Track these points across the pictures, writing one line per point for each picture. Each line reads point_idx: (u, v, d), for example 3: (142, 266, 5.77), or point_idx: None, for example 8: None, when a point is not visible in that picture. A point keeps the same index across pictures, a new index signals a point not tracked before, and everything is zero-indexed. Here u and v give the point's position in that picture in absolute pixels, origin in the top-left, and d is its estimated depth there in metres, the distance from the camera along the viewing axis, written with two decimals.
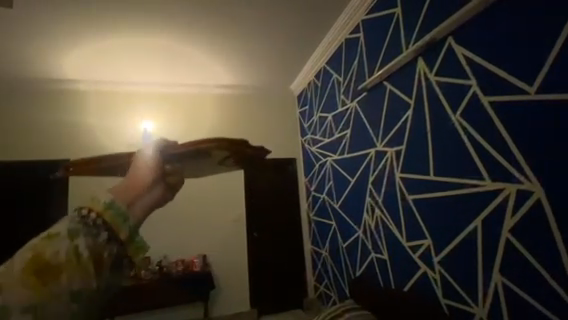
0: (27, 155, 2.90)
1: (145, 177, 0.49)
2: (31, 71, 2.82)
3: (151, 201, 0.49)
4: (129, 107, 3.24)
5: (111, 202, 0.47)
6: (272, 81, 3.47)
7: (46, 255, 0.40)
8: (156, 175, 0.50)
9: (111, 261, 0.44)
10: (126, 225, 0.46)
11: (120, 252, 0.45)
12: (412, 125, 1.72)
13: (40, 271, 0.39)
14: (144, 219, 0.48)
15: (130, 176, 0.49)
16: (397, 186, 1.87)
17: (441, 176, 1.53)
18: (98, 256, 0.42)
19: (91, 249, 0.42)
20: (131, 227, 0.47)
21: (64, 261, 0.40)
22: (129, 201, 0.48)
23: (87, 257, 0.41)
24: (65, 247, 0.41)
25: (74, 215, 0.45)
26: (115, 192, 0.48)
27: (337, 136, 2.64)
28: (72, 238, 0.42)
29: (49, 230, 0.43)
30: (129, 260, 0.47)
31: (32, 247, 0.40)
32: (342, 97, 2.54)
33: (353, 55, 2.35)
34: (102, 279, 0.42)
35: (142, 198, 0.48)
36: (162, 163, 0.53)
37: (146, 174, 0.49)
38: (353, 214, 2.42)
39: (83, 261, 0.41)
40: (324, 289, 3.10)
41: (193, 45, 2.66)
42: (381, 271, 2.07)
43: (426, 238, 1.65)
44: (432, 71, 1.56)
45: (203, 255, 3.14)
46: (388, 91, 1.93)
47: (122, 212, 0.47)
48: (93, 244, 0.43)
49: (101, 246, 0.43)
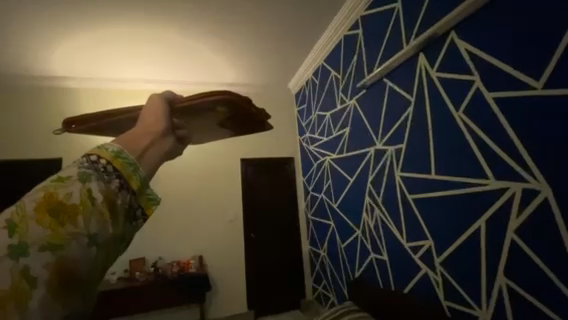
0: (18, 154, 2.82)
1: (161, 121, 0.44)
2: (21, 67, 2.74)
3: (167, 145, 0.43)
4: (124, 104, 3.17)
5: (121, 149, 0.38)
6: (270, 79, 3.42)
7: (59, 195, 0.32)
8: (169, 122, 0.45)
9: (126, 208, 0.36)
10: (146, 167, 0.39)
11: (135, 200, 0.37)
12: (413, 122, 1.67)
13: (56, 213, 0.31)
14: (161, 165, 0.41)
15: (143, 120, 0.43)
16: (397, 185, 1.83)
17: (442, 174, 1.49)
18: (113, 201, 0.34)
19: (105, 194, 0.34)
20: (150, 170, 0.39)
21: (79, 203, 0.32)
22: (147, 145, 0.41)
23: (102, 199, 0.33)
24: (79, 187, 0.33)
25: (82, 160, 0.36)
26: (122, 141, 0.39)
27: (335, 134, 2.59)
28: (85, 181, 0.34)
29: (57, 173, 0.34)
30: (142, 214, 0.38)
31: (41, 189, 0.32)
32: (340, 95, 2.49)
33: (352, 52, 2.31)
34: (118, 228, 0.35)
35: (159, 143, 0.42)
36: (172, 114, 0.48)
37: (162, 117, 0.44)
38: (352, 214, 2.38)
39: (99, 205, 0.33)
40: (322, 289, 3.06)
41: (189, 41, 2.61)
42: (381, 272, 2.03)
43: (427, 239, 1.61)
44: (433, 67, 1.52)
45: (199, 256, 3.08)
46: (387, 88, 1.88)
47: (138, 153, 0.39)
48: (108, 188, 0.34)
49: (119, 190, 0.35)
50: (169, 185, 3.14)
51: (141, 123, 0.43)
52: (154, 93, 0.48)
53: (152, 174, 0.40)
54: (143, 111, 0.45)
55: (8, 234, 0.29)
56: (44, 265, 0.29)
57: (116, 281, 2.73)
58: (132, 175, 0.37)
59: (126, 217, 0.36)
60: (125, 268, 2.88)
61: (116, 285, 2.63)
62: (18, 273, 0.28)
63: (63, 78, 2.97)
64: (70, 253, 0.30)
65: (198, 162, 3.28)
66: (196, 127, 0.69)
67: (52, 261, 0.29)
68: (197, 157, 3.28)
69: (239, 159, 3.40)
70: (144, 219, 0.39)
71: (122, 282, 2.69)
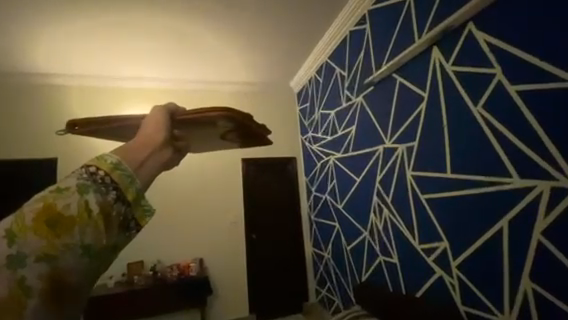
0: (9, 153, 2.70)
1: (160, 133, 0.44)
2: (13, 63, 2.63)
3: (165, 159, 0.43)
4: (121, 102, 3.07)
5: (118, 162, 0.38)
6: (271, 77, 3.34)
7: (57, 206, 0.31)
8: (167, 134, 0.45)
9: (120, 220, 0.35)
10: (142, 180, 0.39)
11: (128, 213, 0.36)
12: (425, 119, 1.61)
13: (50, 228, 0.31)
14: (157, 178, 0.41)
15: (141, 133, 0.43)
16: (408, 185, 1.76)
17: (459, 173, 1.42)
18: (109, 212, 0.34)
19: (102, 205, 0.34)
20: (144, 183, 0.39)
21: (76, 215, 0.32)
22: (144, 156, 0.40)
23: (98, 212, 0.33)
24: (76, 200, 0.32)
25: (79, 169, 0.36)
26: (120, 152, 0.39)
27: (340, 133, 2.52)
28: (81, 193, 0.33)
29: (54, 184, 0.34)
30: (135, 225, 0.37)
31: (41, 198, 0.32)
32: (346, 92, 2.42)
33: (359, 48, 2.23)
34: (113, 238, 0.35)
35: (156, 156, 0.42)
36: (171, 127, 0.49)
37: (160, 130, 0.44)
38: (358, 215, 2.31)
39: (94, 217, 0.33)
40: (326, 292, 2.98)
41: (190, 36, 2.51)
42: (391, 275, 1.95)
43: (442, 240, 1.54)
44: (448, 61, 1.45)
45: (199, 259, 2.98)
46: (397, 84, 1.81)
47: (136, 165, 0.39)
48: (103, 201, 0.34)
49: (114, 203, 0.35)
50: (167, 186, 3.05)
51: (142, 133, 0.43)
52: (156, 107, 0.47)
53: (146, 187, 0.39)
54: (144, 122, 0.45)
55: (8, 243, 0.29)
56: (38, 275, 0.29)
57: (114, 285, 2.63)
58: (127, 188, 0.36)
59: (121, 229, 0.36)
60: (123, 272, 2.78)
61: (114, 289, 2.53)
62: (17, 283, 0.29)
63: (57, 75, 2.86)
64: (65, 264, 0.31)
65: (198, 162, 3.19)
66: (194, 135, 0.68)
67: (46, 272, 0.30)
68: (197, 157, 3.18)
69: (240, 158, 3.31)
70: (138, 230, 0.38)
71: (120, 287, 2.60)
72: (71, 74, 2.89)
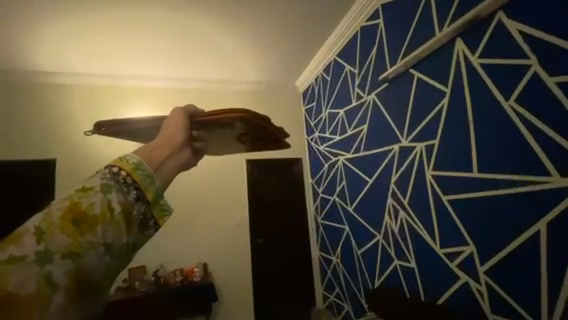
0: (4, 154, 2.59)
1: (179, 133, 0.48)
2: (8, 60, 2.52)
3: (182, 159, 0.46)
4: (121, 101, 2.96)
5: (138, 162, 0.41)
6: (276, 76, 3.25)
7: (83, 204, 0.34)
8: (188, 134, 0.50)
9: (140, 219, 0.39)
10: (160, 180, 0.41)
11: (147, 211, 0.40)
12: (448, 115, 1.54)
13: (74, 227, 0.33)
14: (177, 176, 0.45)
15: (163, 132, 0.47)
16: (428, 185, 1.67)
17: (488, 172, 1.35)
18: (130, 211, 0.37)
19: (124, 204, 0.37)
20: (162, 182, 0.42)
21: (98, 216, 0.34)
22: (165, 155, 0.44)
23: (119, 211, 0.36)
24: (100, 198, 0.35)
25: (103, 170, 0.39)
26: (139, 154, 0.42)
27: (350, 132, 2.43)
28: (105, 192, 0.36)
29: (82, 182, 0.37)
30: (154, 224, 0.41)
31: (66, 197, 0.35)
32: (356, 90, 2.33)
33: (371, 43, 2.15)
34: (131, 236, 0.38)
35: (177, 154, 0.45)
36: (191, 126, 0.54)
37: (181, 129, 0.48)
38: (370, 218, 2.21)
39: (116, 216, 0.36)
40: (334, 298, 2.87)
41: (194, 33, 2.42)
42: (408, 281, 1.85)
43: (468, 244, 1.46)
44: (474, 53, 1.39)
45: (203, 263, 2.86)
46: (415, 79, 1.73)
47: (154, 166, 0.42)
48: (125, 201, 0.37)
49: (134, 203, 0.38)
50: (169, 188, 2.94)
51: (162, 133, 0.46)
52: (176, 108, 0.52)
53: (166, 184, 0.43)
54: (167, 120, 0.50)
55: (36, 240, 0.32)
56: (65, 272, 0.32)
57: (114, 292, 2.51)
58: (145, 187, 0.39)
59: (140, 225, 0.39)
60: (123, 278, 2.66)
61: (115, 296, 2.41)
62: (43, 278, 0.31)
63: (55, 72, 2.75)
64: (87, 260, 0.33)
65: (201, 163, 3.08)
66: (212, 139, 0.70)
67: (71, 268, 0.32)
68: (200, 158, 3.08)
69: (244, 159, 3.21)
70: (156, 228, 0.42)
71: (121, 293, 2.48)
72: (69, 72, 2.78)
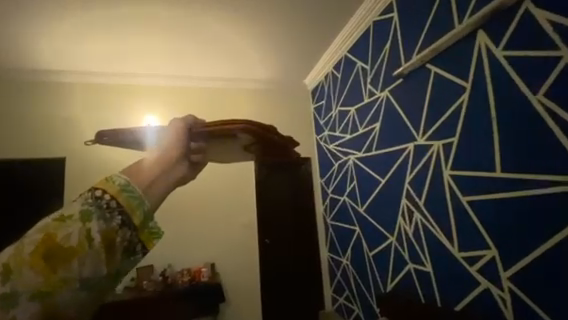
0: (15, 152, 2.62)
1: (165, 160, 0.62)
2: (20, 59, 2.54)
3: (178, 176, 0.63)
4: (129, 100, 2.96)
5: (126, 186, 0.56)
6: (285, 74, 3.19)
7: (59, 236, 0.49)
8: (179, 154, 0.65)
9: (123, 244, 0.55)
10: (148, 202, 0.57)
11: (132, 235, 0.55)
12: (468, 112, 1.46)
13: (49, 256, 0.48)
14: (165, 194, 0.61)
15: (158, 155, 0.63)
16: (445, 185, 1.60)
17: (513, 171, 1.27)
18: (113, 238, 0.53)
19: (102, 232, 0.52)
20: (151, 204, 0.58)
21: (76, 245, 0.49)
22: (150, 181, 0.59)
23: (99, 240, 0.51)
24: (77, 231, 0.50)
25: (87, 194, 0.54)
26: (129, 177, 0.58)
27: (361, 131, 2.36)
28: (83, 224, 0.51)
29: (61, 211, 0.52)
30: (141, 247, 0.57)
31: (43, 229, 0.49)
32: (368, 87, 2.26)
33: (385, 38, 2.08)
34: (114, 260, 0.53)
35: (165, 176, 0.61)
36: (189, 141, 0.68)
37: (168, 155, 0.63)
38: (383, 219, 2.13)
39: (96, 245, 0.51)
40: (344, 300, 2.80)
41: (202, 29, 2.38)
42: (423, 286, 1.77)
43: (490, 248, 1.38)
44: (498, 46, 1.31)
45: (210, 263, 2.84)
46: (432, 75, 1.66)
47: (144, 189, 0.58)
48: (106, 227, 0.53)
49: (117, 228, 0.54)
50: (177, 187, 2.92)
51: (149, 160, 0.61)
52: (178, 118, 0.69)
53: (156, 205, 0.59)
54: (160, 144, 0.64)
55: (6, 276, 0.46)
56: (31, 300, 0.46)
57: (122, 291, 2.51)
58: (131, 213, 0.55)
59: (125, 250, 0.55)
60: (131, 277, 2.66)
61: (123, 296, 2.41)
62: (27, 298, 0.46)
63: (65, 72, 2.77)
64: (65, 287, 0.48)
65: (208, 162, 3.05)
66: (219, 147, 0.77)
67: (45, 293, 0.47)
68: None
69: None
70: (142, 251, 0.57)
71: (129, 293, 2.47)
72: (78, 71, 2.79)
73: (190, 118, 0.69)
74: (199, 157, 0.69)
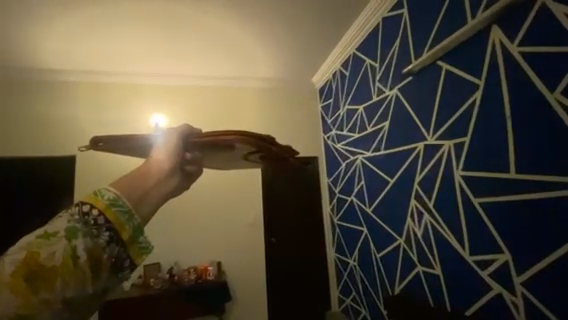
0: (27, 150, 2.69)
1: (161, 169, 0.54)
2: (33, 59, 2.61)
3: (171, 185, 0.54)
4: (138, 99, 2.99)
5: (115, 197, 0.47)
6: (292, 72, 3.17)
7: (40, 256, 0.40)
8: (175, 162, 0.57)
9: (112, 261, 0.45)
10: (140, 215, 0.48)
11: (122, 252, 0.46)
12: (480, 110, 1.41)
13: (31, 278, 0.40)
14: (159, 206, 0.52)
15: (150, 162, 0.54)
16: (455, 186, 1.55)
17: (528, 172, 1.22)
18: (99, 256, 0.44)
19: (89, 251, 0.43)
20: (144, 218, 0.49)
21: (59, 265, 0.41)
22: (144, 191, 0.50)
23: (84, 259, 0.42)
24: (61, 248, 0.41)
25: (74, 208, 0.45)
26: (119, 186, 0.49)
27: (370, 130, 2.31)
28: (68, 241, 0.42)
29: (46, 227, 0.43)
30: (130, 264, 0.47)
31: (24, 247, 0.41)
32: (377, 85, 2.22)
33: (394, 35, 2.03)
34: (99, 282, 0.44)
35: (159, 188, 0.52)
36: (184, 152, 0.61)
37: (164, 162, 0.55)
38: (391, 220, 2.09)
39: (80, 265, 0.42)
40: (350, 302, 2.76)
41: (208, 28, 2.38)
42: (432, 289, 1.72)
43: (502, 252, 1.33)
44: (513, 41, 1.26)
45: (217, 262, 2.85)
46: (443, 72, 1.61)
47: (134, 200, 0.48)
48: (93, 245, 0.44)
49: (105, 246, 0.45)
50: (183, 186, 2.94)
51: (143, 169, 0.53)
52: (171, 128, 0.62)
53: (147, 218, 0.49)
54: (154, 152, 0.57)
55: None
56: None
57: (130, 288, 2.56)
58: (120, 229, 0.46)
59: (112, 269, 0.46)
60: (139, 274, 2.69)
61: (131, 292, 2.45)
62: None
63: (76, 71, 2.83)
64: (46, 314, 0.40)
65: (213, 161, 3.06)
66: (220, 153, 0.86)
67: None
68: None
69: None
70: (132, 268, 0.48)
71: (137, 290, 2.52)
72: (88, 71, 2.84)
73: (187, 127, 0.64)
74: (193, 168, 0.64)
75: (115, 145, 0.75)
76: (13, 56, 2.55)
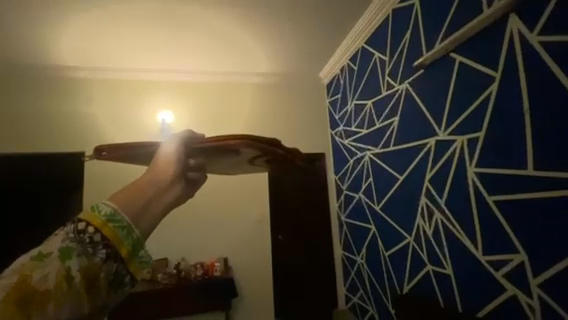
0: (33, 146, 2.72)
1: (162, 178, 0.52)
2: (41, 56, 2.64)
3: (172, 195, 0.52)
4: (145, 95, 3.00)
5: (110, 213, 0.46)
6: (294, 68, 3.11)
7: (33, 278, 0.40)
8: (178, 169, 0.55)
9: (109, 278, 0.44)
10: (139, 228, 0.47)
11: (121, 268, 0.45)
12: (496, 104, 1.34)
13: (24, 302, 0.40)
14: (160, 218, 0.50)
15: (150, 171, 0.52)
16: (469, 184, 1.49)
17: (547, 169, 1.15)
18: (95, 273, 0.43)
19: (84, 270, 0.42)
20: (143, 233, 0.47)
21: (53, 286, 0.40)
22: (145, 203, 0.49)
23: (78, 278, 0.42)
24: (54, 270, 0.41)
25: (69, 227, 0.45)
26: (116, 200, 0.47)
27: (379, 125, 2.26)
28: (62, 260, 0.42)
29: (40, 247, 0.43)
30: (129, 279, 0.46)
31: (18, 270, 0.41)
32: (387, 79, 2.15)
33: (405, 27, 1.96)
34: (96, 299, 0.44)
35: (161, 199, 0.50)
36: (187, 158, 0.59)
37: (167, 170, 0.54)
38: (400, 218, 2.04)
39: (74, 285, 0.41)
40: (357, 300, 2.73)
41: (213, 24, 2.35)
42: (442, 290, 1.67)
43: (518, 253, 1.27)
44: (532, 30, 1.19)
45: (223, 258, 2.85)
46: (456, 64, 1.54)
47: (131, 214, 0.47)
48: (88, 264, 0.43)
49: (101, 264, 0.44)
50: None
51: (143, 179, 0.51)
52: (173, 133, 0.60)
53: (148, 231, 0.48)
54: (155, 159, 0.55)
55: None
56: None
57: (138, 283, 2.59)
58: (117, 246, 0.45)
59: (110, 286, 0.45)
60: None
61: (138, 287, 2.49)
62: None
63: (83, 68, 2.85)
64: None
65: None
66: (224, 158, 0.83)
67: None
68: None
69: None
70: (131, 282, 0.47)
71: (144, 285, 2.55)
72: (96, 67, 2.86)
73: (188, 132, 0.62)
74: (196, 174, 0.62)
75: (117, 153, 0.73)
76: (18, 53, 2.58)
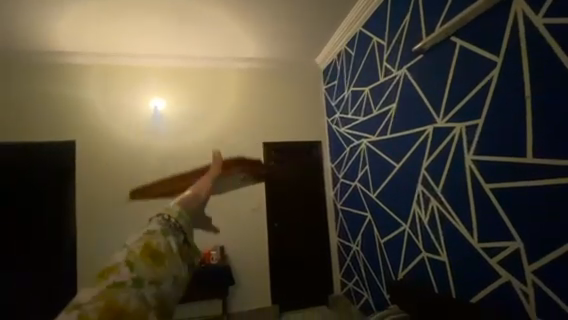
0: (18, 135, 2.62)
1: (201, 196, 0.74)
2: (23, 41, 2.50)
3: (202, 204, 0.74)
4: (135, 81, 2.89)
5: (180, 209, 0.69)
6: (288, 53, 3.02)
7: (153, 244, 0.58)
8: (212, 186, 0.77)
9: (186, 252, 0.65)
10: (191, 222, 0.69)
11: (189, 247, 0.66)
12: (496, 90, 1.31)
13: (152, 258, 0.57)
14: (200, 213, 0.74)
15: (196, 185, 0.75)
16: (466, 171, 1.48)
17: (546, 157, 1.14)
18: (181, 249, 0.63)
19: (176, 243, 0.62)
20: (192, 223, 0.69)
21: (164, 250, 0.59)
22: (197, 203, 0.73)
23: (176, 249, 0.61)
24: (163, 240, 0.60)
25: (159, 217, 0.66)
26: (183, 204, 0.70)
27: (376, 113, 2.22)
28: (164, 234, 0.62)
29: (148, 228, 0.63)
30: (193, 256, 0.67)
31: (140, 240, 0.59)
32: (385, 64, 2.10)
33: (405, 9, 1.88)
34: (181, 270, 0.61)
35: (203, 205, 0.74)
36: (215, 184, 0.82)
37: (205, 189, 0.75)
38: (396, 206, 2.04)
39: (174, 251, 0.61)
40: (353, 286, 2.77)
41: (204, 9, 2.24)
42: (437, 276, 1.69)
43: (514, 240, 1.27)
44: (538, 13, 1.14)
45: (220, 247, 2.84)
46: (457, 49, 1.49)
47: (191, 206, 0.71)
48: (176, 240, 0.63)
49: (182, 241, 0.64)
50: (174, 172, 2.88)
51: (192, 192, 0.73)
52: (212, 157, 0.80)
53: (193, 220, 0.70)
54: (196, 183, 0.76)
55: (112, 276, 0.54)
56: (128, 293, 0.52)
57: None
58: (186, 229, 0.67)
59: (186, 260, 0.65)
60: None
61: None
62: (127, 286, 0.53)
63: (69, 53, 2.72)
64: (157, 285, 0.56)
65: (203, 151, 2.96)
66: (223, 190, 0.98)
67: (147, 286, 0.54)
68: (204, 144, 2.97)
69: (260, 143, 3.08)
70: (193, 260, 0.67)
71: None
72: (82, 52, 2.73)
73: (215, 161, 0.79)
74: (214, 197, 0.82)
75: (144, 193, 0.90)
76: None
